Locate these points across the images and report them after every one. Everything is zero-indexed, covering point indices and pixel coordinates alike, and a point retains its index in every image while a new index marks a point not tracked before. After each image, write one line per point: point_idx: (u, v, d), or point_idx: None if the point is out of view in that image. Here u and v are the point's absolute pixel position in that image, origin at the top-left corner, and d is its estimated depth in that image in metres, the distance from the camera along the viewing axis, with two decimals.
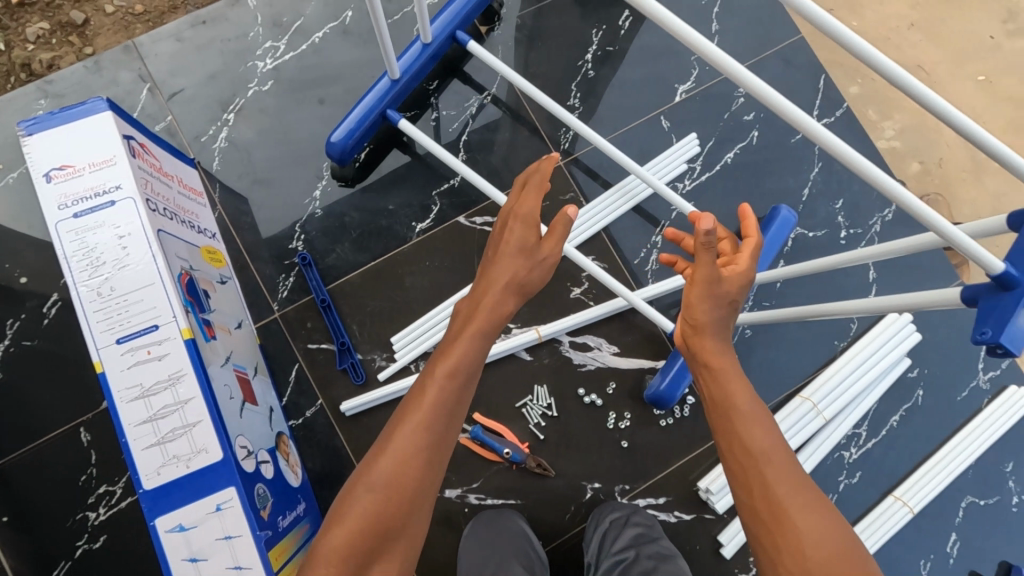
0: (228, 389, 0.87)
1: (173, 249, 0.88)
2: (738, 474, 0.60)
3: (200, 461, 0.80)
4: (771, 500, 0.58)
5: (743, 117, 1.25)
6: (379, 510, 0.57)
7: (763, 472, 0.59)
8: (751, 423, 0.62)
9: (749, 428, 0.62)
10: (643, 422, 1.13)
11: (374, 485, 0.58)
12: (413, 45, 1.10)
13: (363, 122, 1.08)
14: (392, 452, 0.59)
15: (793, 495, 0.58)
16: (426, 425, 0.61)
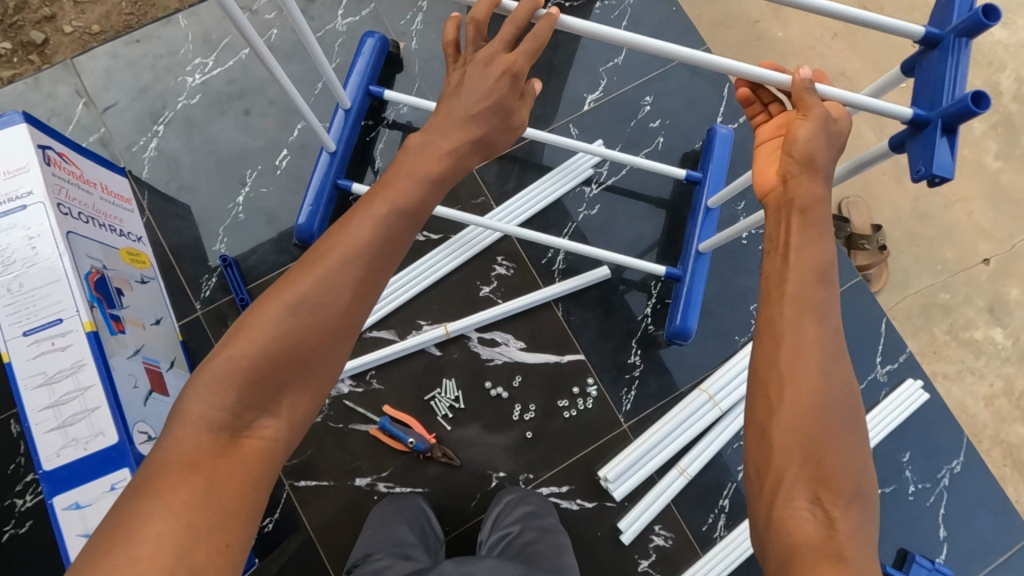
0: (131, 378, 0.94)
1: (84, 249, 0.95)
2: (774, 314, 0.64)
3: (96, 444, 0.86)
4: (795, 348, 0.61)
5: (649, 124, 1.32)
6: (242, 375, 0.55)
7: (799, 328, 0.61)
8: (803, 274, 0.64)
9: (801, 279, 0.64)
10: (547, 414, 1.19)
11: (243, 353, 0.56)
12: (336, 114, 1.18)
13: (319, 199, 1.14)
14: (261, 324, 0.57)
15: (820, 357, 0.60)
16: (309, 300, 0.58)
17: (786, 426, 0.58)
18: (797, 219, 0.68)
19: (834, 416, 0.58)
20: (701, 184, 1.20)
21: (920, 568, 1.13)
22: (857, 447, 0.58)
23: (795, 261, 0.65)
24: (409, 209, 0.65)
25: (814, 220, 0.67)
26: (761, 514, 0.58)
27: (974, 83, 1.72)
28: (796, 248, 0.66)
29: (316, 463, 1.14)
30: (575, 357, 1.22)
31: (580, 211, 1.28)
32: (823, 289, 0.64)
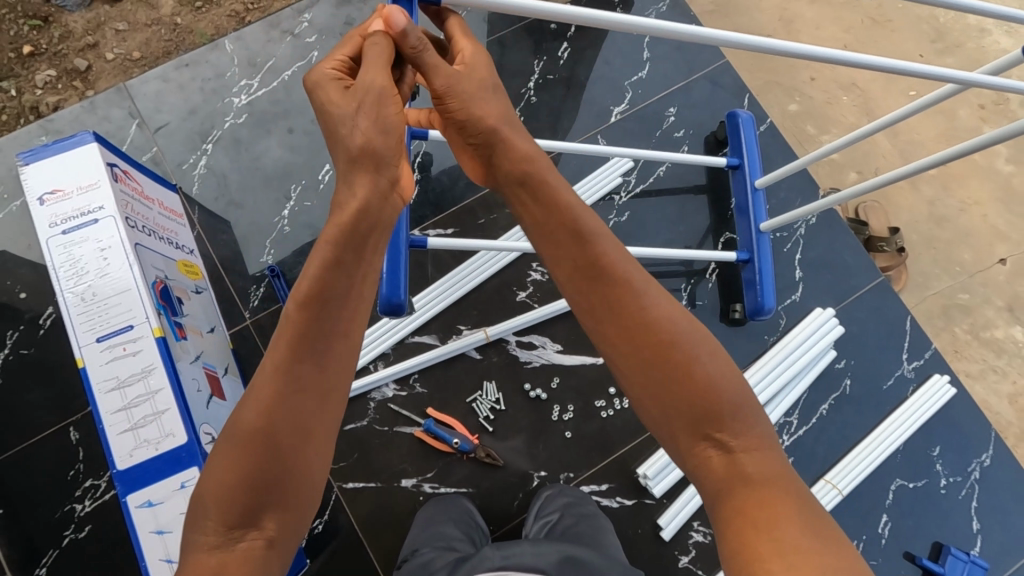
0: (195, 382, 0.98)
1: (150, 260, 1.00)
2: (584, 296, 0.68)
3: (167, 444, 0.90)
4: (623, 320, 0.66)
5: (674, 133, 1.38)
6: (225, 490, 0.57)
7: (603, 297, 0.67)
8: (596, 248, 0.68)
9: (591, 258, 0.68)
10: (585, 414, 1.22)
11: (226, 470, 0.58)
12: None
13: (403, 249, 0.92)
14: (241, 437, 0.58)
15: (639, 311, 0.65)
16: (281, 406, 0.59)
17: (651, 383, 0.64)
18: (536, 211, 0.71)
19: (682, 365, 0.63)
20: (741, 168, 1.22)
21: (954, 560, 1.17)
22: (717, 360, 0.64)
23: (562, 246, 0.69)
24: (334, 295, 0.63)
25: (551, 202, 0.70)
26: (683, 467, 0.65)
27: (983, 90, 1.78)
28: (540, 215, 0.71)
29: (362, 465, 1.18)
30: None
31: (611, 218, 1.33)
32: (605, 253, 0.68)
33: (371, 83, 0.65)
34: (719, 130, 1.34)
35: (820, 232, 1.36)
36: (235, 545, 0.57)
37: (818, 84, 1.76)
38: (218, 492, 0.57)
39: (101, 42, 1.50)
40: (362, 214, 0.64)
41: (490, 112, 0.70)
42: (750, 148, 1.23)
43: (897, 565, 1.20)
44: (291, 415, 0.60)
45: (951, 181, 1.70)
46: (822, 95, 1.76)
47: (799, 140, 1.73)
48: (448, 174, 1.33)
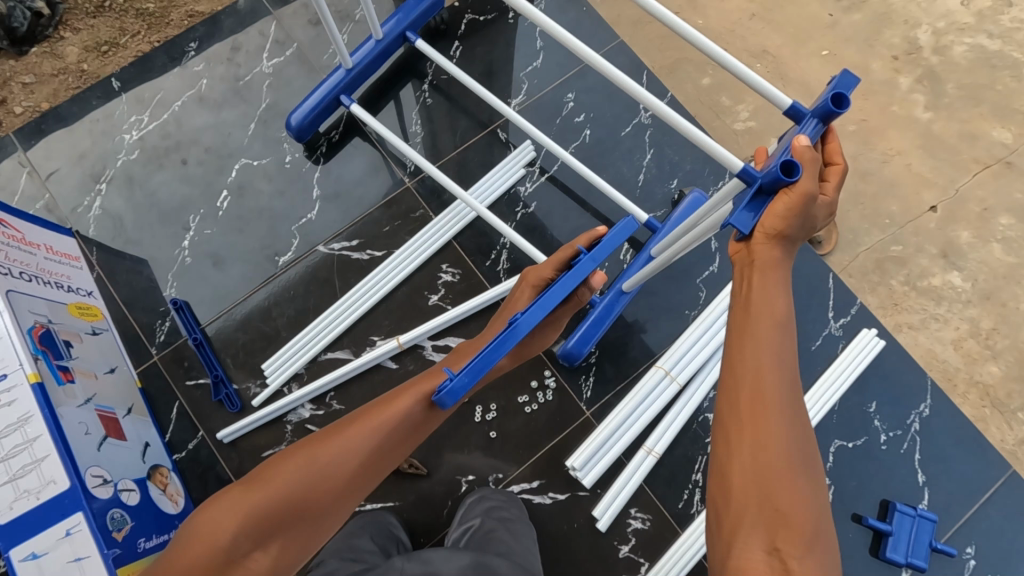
0: (82, 426, 0.95)
1: (27, 306, 0.98)
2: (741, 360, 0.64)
3: (49, 492, 0.87)
4: (758, 398, 0.61)
5: (574, 119, 1.36)
6: (274, 493, 0.65)
7: (758, 382, 0.62)
8: (767, 330, 0.64)
9: (766, 339, 0.64)
10: (510, 413, 1.19)
11: (287, 468, 0.67)
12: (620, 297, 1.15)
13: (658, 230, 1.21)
14: (320, 448, 0.69)
15: (774, 402, 0.61)
16: (352, 449, 0.70)
17: (743, 468, 0.59)
18: (757, 276, 0.67)
19: (793, 475, 0.58)
20: (336, 95, 1.26)
21: (901, 516, 1.14)
22: (817, 499, 0.58)
23: (757, 315, 0.65)
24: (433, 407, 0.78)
25: (767, 276, 0.67)
26: (721, 561, 0.57)
27: (893, 42, 1.77)
28: (754, 292, 0.67)
29: None
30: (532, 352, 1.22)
31: (518, 210, 1.32)
32: (784, 339, 0.64)
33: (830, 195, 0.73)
34: (313, 139, 1.32)
35: None
36: (236, 561, 0.61)
37: (729, 56, 1.76)
38: (276, 484, 0.65)
39: (8, 97, 1.34)
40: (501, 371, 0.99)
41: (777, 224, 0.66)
42: (314, 101, 1.25)
43: (844, 529, 1.17)
44: (355, 474, 0.70)
45: (872, 135, 1.69)
46: (732, 66, 1.75)
47: (716, 113, 1.72)
48: (349, 187, 1.30)
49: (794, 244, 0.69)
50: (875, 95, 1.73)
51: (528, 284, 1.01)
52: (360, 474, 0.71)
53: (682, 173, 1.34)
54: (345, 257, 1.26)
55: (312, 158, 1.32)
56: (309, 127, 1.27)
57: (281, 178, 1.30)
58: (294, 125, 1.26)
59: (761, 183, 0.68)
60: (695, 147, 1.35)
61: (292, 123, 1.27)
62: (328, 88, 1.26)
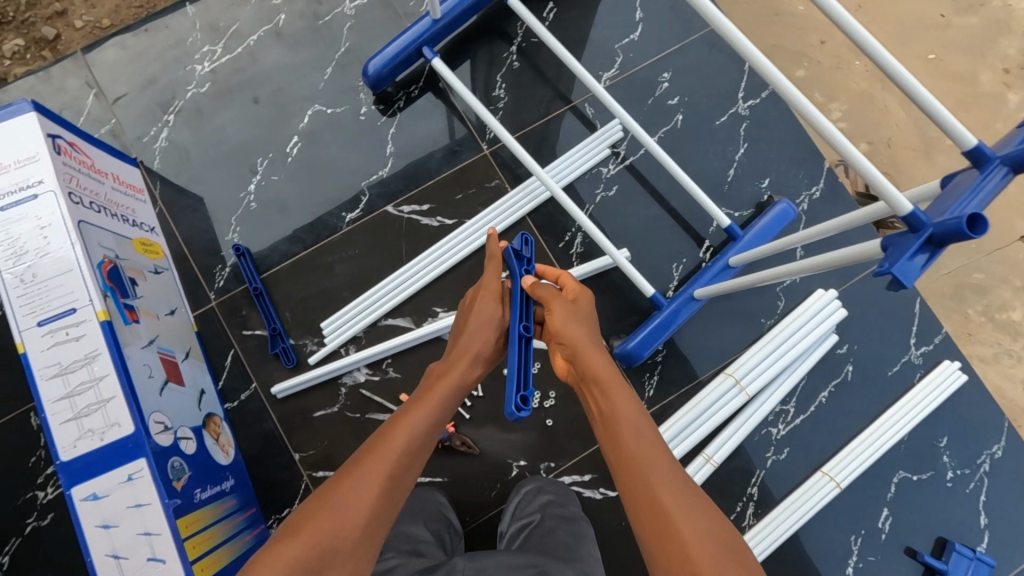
0: (146, 368, 0.92)
1: (96, 238, 0.94)
2: (624, 451, 0.71)
3: (113, 435, 0.85)
4: (646, 463, 0.69)
5: (667, 101, 1.27)
6: (306, 546, 0.60)
7: (635, 475, 0.69)
8: (631, 411, 0.75)
9: (632, 419, 0.74)
10: (569, 403, 1.16)
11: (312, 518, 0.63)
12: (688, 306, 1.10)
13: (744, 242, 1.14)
14: (342, 490, 0.65)
15: (655, 461, 0.69)
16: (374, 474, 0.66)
17: (664, 551, 0.61)
18: (595, 366, 0.80)
19: (699, 503, 0.65)
20: (419, 45, 1.18)
21: (959, 557, 1.10)
22: (733, 554, 0.60)
23: (617, 424, 0.74)
24: (438, 417, 0.76)
25: (608, 366, 0.81)
26: None
27: (1008, 53, 1.64)
28: (607, 408, 0.76)
29: (332, 453, 1.12)
30: (597, 342, 1.18)
31: (597, 192, 1.25)
32: (648, 436, 0.73)
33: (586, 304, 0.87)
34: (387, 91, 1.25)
35: (828, 205, 1.24)
36: None
37: (828, 48, 1.64)
38: (308, 539, 0.60)
39: (70, 8, 1.28)
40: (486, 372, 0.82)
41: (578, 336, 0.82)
42: (396, 49, 1.17)
43: (896, 562, 1.13)
44: (388, 499, 0.66)
45: None
46: (829, 61, 1.63)
47: None
48: (424, 148, 1.24)
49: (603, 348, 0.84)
50: (978, 110, 1.61)
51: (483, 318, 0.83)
52: (393, 494, 0.67)
53: (776, 173, 1.25)
54: (414, 221, 1.20)
55: (388, 113, 1.25)
56: (386, 77, 1.20)
57: (354, 130, 1.24)
58: (369, 73, 1.19)
59: (930, 232, 0.63)
60: (792, 146, 1.26)
61: (367, 70, 1.19)
62: (410, 37, 1.17)
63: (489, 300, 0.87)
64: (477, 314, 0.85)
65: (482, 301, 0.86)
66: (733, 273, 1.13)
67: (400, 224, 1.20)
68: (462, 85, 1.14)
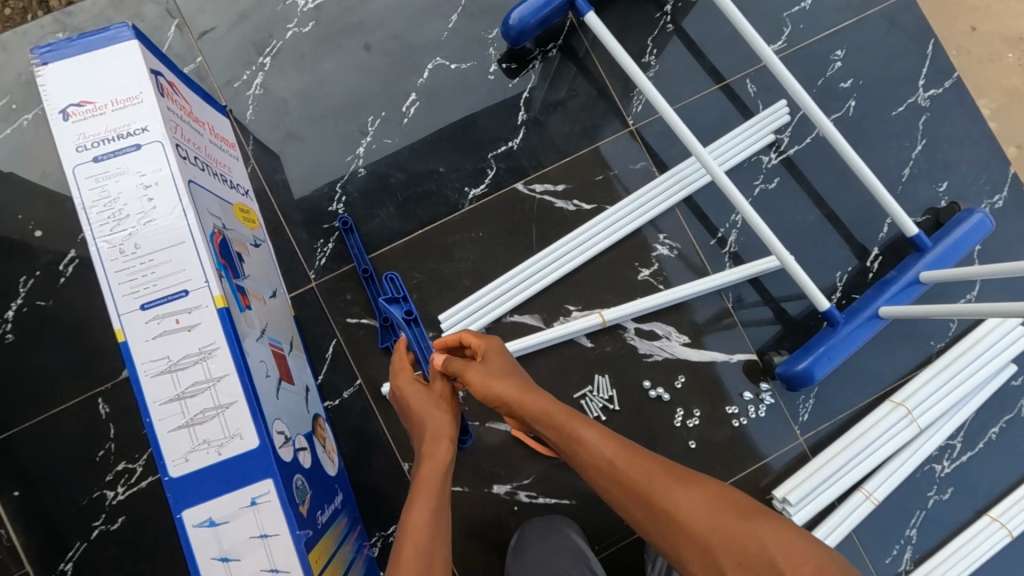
0: (263, 366, 0.77)
1: (205, 203, 0.77)
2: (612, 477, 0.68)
3: (233, 449, 0.69)
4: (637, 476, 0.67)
5: (840, 83, 1.10)
6: None
7: (631, 490, 0.66)
8: (594, 432, 0.71)
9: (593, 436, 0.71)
10: (713, 424, 1.03)
11: None
12: (869, 325, 0.96)
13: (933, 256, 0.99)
14: None
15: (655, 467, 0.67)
16: None
17: (699, 541, 0.61)
18: (534, 406, 0.75)
19: (701, 484, 0.65)
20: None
21: None
22: (743, 509, 0.62)
23: (585, 453, 0.70)
24: (440, 505, 0.67)
25: (540, 396, 0.75)
26: None
27: None
28: (581, 441, 0.71)
29: (447, 465, 0.98)
30: (747, 356, 1.05)
31: (756, 184, 1.10)
32: (618, 449, 0.70)
33: (504, 360, 0.79)
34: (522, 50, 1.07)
35: (1012, 218, 1.09)
36: None
37: None
38: None
39: None
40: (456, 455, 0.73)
41: (512, 390, 0.76)
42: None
43: None
44: None
45: None
46: None
47: None
48: (559, 119, 1.07)
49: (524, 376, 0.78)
50: None
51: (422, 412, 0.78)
52: None
53: (956, 176, 1.10)
54: (548, 203, 1.04)
55: (522, 74, 1.07)
56: (528, 32, 1.01)
57: (481, 92, 1.06)
58: (509, 25, 1.00)
59: None
60: (976, 147, 1.11)
61: (507, 23, 1.00)
62: None
63: (408, 383, 0.81)
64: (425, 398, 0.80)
65: (405, 391, 0.81)
66: (920, 291, 0.98)
67: (531, 206, 1.04)
68: (622, 51, 0.94)
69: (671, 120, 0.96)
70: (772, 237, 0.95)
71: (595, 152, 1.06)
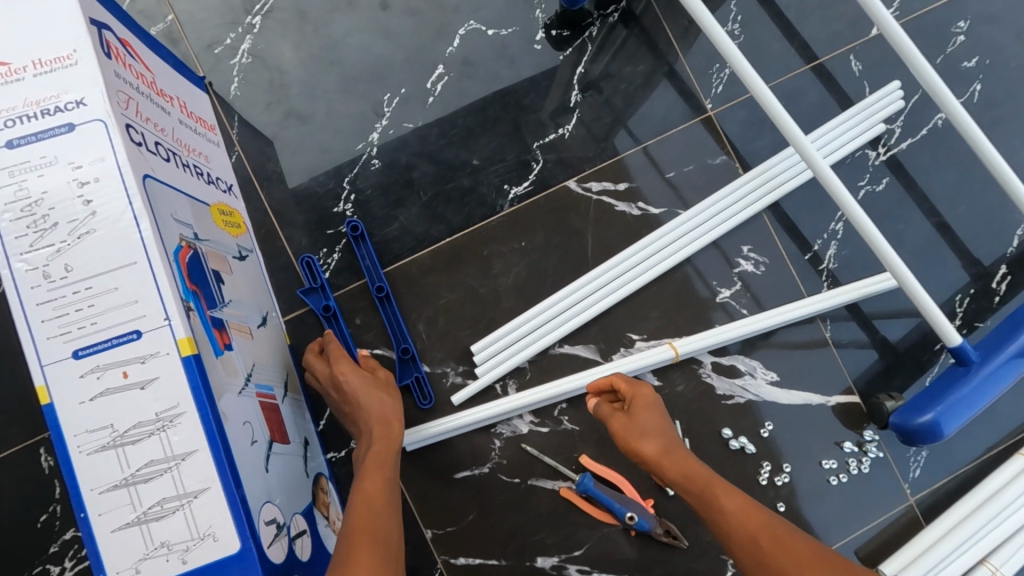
0: (248, 429, 0.56)
1: (169, 207, 0.56)
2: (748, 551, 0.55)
3: (203, 556, 0.49)
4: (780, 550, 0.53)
5: (963, 62, 0.91)
6: None
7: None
8: (741, 506, 0.58)
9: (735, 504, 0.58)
10: (807, 481, 0.84)
11: None
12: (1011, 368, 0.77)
13: None
14: None
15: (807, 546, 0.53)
16: None
17: None
18: (676, 471, 0.64)
19: None
20: None
21: None
22: None
23: (732, 526, 0.57)
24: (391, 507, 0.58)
25: (690, 458, 0.64)
26: None
27: None
28: (720, 506, 0.59)
29: (481, 532, 0.79)
30: (848, 399, 0.86)
31: (862, 184, 0.90)
32: (774, 528, 0.55)
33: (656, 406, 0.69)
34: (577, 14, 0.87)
35: None
36: None
37: None
38: None
39: None
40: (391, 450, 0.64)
41: (655, 443, 0.65)
42: None
43: None
44: None
45: None
46: None
47: None
48: (621, 101, 0.86)
49: (670, 426, 0.67)
50: None
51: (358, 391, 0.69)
52: None
53: None
54: (607, 205, 0.84)
55: (576, 45, 0.87)
56: None
57: (526, 66, 0.85)
58: None
59: None
60: None
61: None
62: None
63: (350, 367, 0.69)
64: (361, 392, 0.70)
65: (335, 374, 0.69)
66: None
67: (587, 209, 0.84)
68: (709, 14, 0.72)
69: (770, 106, 0.74)
70: (895, 253, 0.75)
71: (668, 143, 0.86)
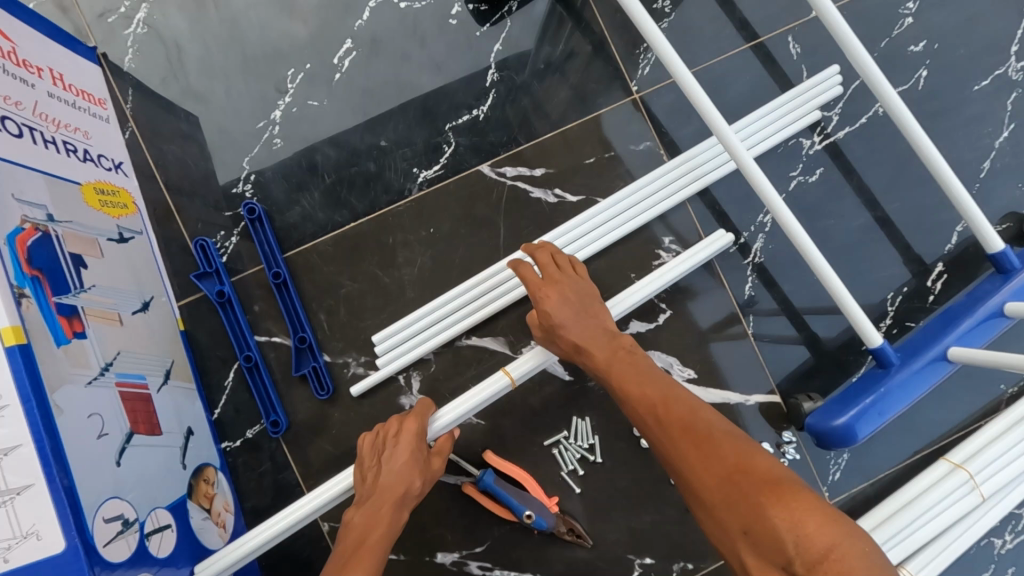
0: (95, 422, 0.54)
1: (9, 185, 0.53)
2: (647, 417, 0.51)
3: (24, 555, 0.47)
4: (672, 418, 0.49)
5: (909, 47, 0.86)
6: None
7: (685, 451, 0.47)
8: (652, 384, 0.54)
9: (647, 380, 0.55)
10: None
11: None
12: (933, 373, 0.74)
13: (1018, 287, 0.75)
14: None
15: (704, 413, 0.49)
16: None
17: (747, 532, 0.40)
18: (601, 347, 0.60)
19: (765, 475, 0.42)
20: None
21: None
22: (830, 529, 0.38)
23: (647, 387, 0.54)
24: None
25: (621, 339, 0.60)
26: None
27: None
28: (639, 376, 0.56)
29: None
30: (768, 398, 0.83)
31: (794, 175, 0.86)
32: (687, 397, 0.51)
33: (590, 298, 0.63)
34: None
35: None
36: None
37: None
38: None
39: None
40: (389, 516, 0.56)
41: (578, 325, 0.61)
42: None
43: None
44: None
45: None
46: None
47: None
48: (541, 81, 0.82)
49: (591, 306, 0.63)
50: None
51: (401, 451, 0.60)
52: None
53: None
54: (521, 191, 0.80)
55: (495, 18, 0.82)
56: None
57: (439, 42, 0.81)
58: None
59: None
60: None
61: None
62: None
63: (417, 429, 0.61)
64: (387, 441, 0.60)
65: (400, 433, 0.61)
66: (1002, 326, 0.75)
67: (501, 195, 0.80)
68: None
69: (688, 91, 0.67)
70: (819, 255, 0.71)
71: (589, 126, 0.82)
